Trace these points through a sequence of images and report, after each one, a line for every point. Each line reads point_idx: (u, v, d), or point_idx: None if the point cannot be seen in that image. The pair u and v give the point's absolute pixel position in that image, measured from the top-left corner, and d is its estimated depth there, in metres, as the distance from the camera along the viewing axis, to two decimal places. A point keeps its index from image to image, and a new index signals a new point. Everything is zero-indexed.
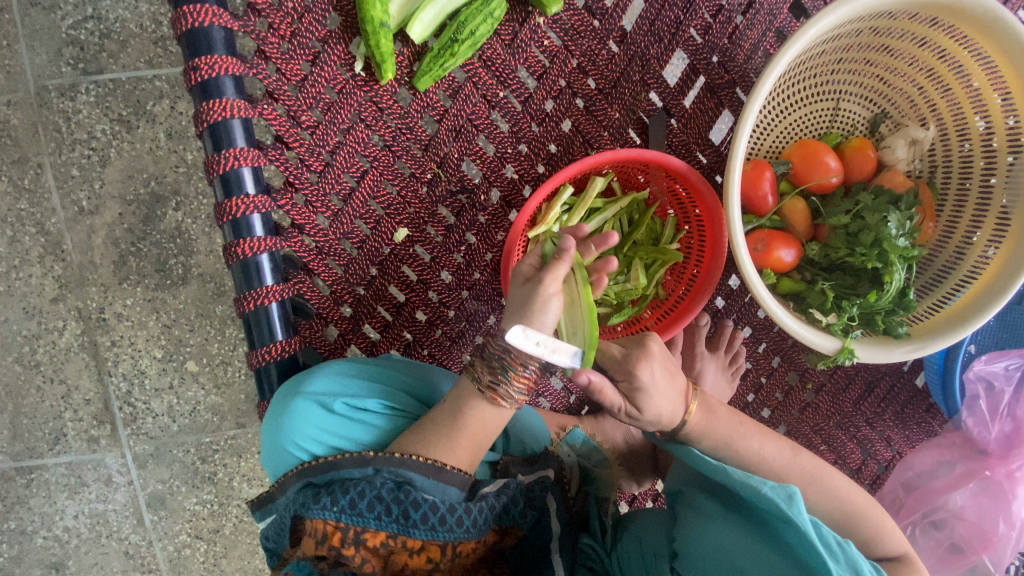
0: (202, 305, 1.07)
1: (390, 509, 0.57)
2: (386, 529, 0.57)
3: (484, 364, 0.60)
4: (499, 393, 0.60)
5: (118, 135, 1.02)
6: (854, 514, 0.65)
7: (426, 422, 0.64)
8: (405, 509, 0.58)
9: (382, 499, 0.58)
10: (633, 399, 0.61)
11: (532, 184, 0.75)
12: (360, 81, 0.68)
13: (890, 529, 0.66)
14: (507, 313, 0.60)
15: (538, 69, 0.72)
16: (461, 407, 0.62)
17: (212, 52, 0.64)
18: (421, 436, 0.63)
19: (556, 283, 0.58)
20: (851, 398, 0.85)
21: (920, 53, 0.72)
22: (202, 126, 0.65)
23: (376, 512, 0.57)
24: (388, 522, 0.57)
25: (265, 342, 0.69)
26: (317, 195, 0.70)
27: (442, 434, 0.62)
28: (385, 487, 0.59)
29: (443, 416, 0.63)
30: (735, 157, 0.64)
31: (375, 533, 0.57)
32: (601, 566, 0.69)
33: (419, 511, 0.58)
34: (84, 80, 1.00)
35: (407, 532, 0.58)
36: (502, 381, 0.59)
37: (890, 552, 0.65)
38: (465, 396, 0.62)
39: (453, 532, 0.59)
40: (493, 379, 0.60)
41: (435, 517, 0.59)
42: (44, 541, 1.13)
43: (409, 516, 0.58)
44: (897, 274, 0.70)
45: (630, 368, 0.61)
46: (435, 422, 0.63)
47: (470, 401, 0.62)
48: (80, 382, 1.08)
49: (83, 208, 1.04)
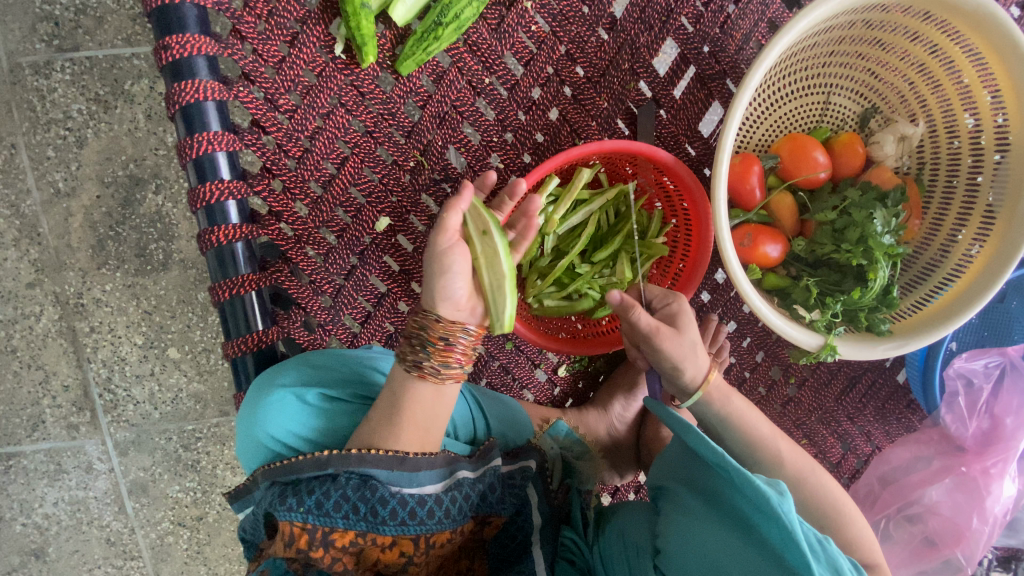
0: (183, 292, 1.06)
1: (357, 508, 0.56)
2: (354, 527, 0.57)
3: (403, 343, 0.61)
4: (425, 368, 0.59)
5: (95, 115, 0.99)
6: (841, 521, 0.66)
7: (372, 412, 0.61)
8: (373, 507, 0.57)
9: (347, 498, 0.56)
10: (673, 321, 0.66)
11: (518, 174, 0.74)
12: (340, 64, 0.67)
13: (869, 539, 0.66)
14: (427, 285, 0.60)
15: (525, 55, 0.70)
16: (398, 396, 0.60)
17: (184, 31, 0.62)
18: (375, 427, 0.60)
19: (450, 237, 0.58)
20: (832, 392, 0.86)
21: (912, 47, 0.71)
22: (174, 108, 0.63)
23: (343, 512, 0.56)
24: (356, 520, 0.56)
25: (241, 333, 0.68)
26: (295, 181, 0.68)
27: (387, 423, 0.60)
28: (350, 485, 0.57)
29: (385, 406, 0.61)
30: (722, 150, 0.63)
31: (344, 532, 0.56)
32: (580, 559, 0.68)
33: (388, 507, 0.57)
34: (59, 57, 0.96)
35: (376, 529, 0.57)
36: (424, 357, 0.59)
37: (865, 558, 0.65)
38: (396, 381, 0.61)
39: (424, 525, 0.59)
40: (413, 355, 0.59)
41: (405, 512, 0.58)
42: (23, 527, 1.12)
43: (377, 514, 0.57)
44: (881, 272, 0.70)
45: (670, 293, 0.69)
46: (380, 409, 0.61)
47: (401, 384, 0.60)
48: (58, 368, 1.07)
49: (60, 189, 1.01)
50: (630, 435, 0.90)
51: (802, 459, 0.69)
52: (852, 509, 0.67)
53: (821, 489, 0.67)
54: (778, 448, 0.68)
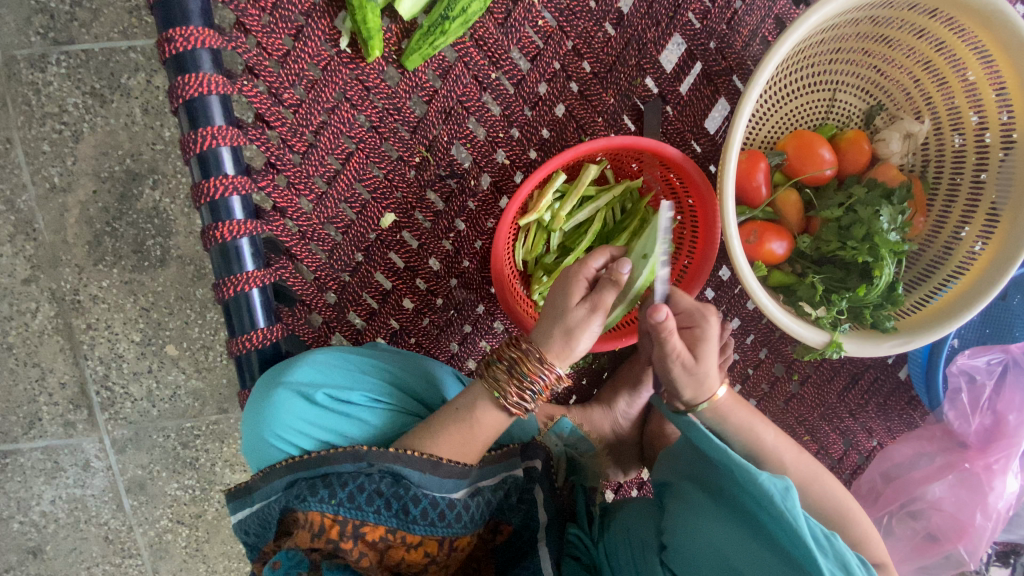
0: (181, 288, 1.05)
1: (390, 504, 0.57)
2: (386, 523, 0.57)
3: (511, 377, 0.60)
4: (520, 407, 0.61)
5: (91, 109, 0.97)
6: (846, 523, 0.65)
7: (436, 415, 0.63)
8: (405, 504, 0.58)
9: (381, 493, 0.57)
10: (693, 346, 0.62)
11: (523, 171, 0.73)
12: (345, 58, 0.66)
13: (877, 539, 0.65)
14: (553, 325, 0.60)
15: (532, 50, 0.70)
16: (473, 410, 0.62)
17: (188, 23, 0.61)
18: (426, 430, 0.62)
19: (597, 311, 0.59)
20: (835, 389, 0.86)
21: (918, 44, 0.71)
22: (177, 102, 0.63)
23: (376, 506, 0.57)
24: (388, 516, 0.57)
25: (246, 330, 0.67)
26: (299, 176, 0.68)
27: (451, 427, 0.62)
28: (384, 481, 0.58)
29: (454, 413, 0.62)
30: (730, 147, 0.63)
31: (374, 527, 0.57)
32: (585, 555, 0.70)
33: (419, 506, 0.58)
34: (54, 51, 0.95)
35: (406, 527, 0.58)
36: (528, 398, 0.61)
37: (873, 559, 0.64)
38: (478, 398, 0.62)
39: (451, 528, 0.59)
40: (520, 397, 0.60)
41: (435, 513, 0.58)
42: (21, 526, 1.11)
43: (408, 511, 0.57)
44: (886, 270, 0.70)
45: (704, 313, 0.62)
46: (446, 415, 0.62)
47: (482, 402, 0.62)
48: (55, 366, 1.05)
49: (55, 184, 1.00)
50: (634, 432, 0.90)
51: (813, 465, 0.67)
52: (859, 512, 0.66)
53: (828, 491, 0.66)
54: (783, 449, 0.66)
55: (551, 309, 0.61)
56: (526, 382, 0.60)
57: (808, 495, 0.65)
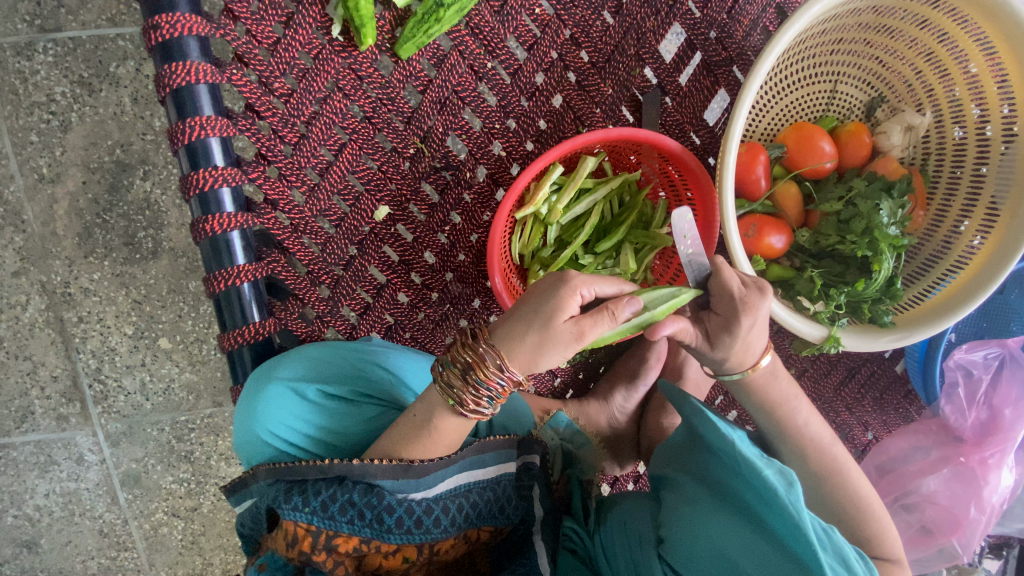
0: (173, 281, 1.03)
1: (363, 514, 0.55)
2: (359, 533, 0.55)
3: (467, 385, 0.55)
4: (475, 411, 0.57)
5: (79, 99, 0.95)
6: (861, 518, 0.65)
7: (398, 423, 0.60)
8: (379, 513, 0.56)
9: (354, 503, 0.55)
10: (717, 334, 0.60)
11: (520, 162, 0.72)
12: (337, 46, 0.64)
13: (892, 535, 0.65)
14: (519, 339, 0.53)
15: (529, 39, 0.68)
16: (432, 417, 0.58)
17: (174, 10, 0.59)
18: (391, 438, 0.60)
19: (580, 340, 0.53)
20: (832, 383, 0.86)
21: (920, 34, 0.70)
22: (165, 91, 0.61)
23: (349, 516, 0.55)
24: (361, 526, 0.55)
25: (237, 325, 0.67)
26: (292, 168, 0.67)
27: (411, 431, 0.59)
28: (357, 490, 0.56)
29: (413, 420, 0.59)
30: (731, 139, 0.62)
31: (348, 538, 0.55)
32: (582, 547, 0.69)
33: (394, 515, 0.56)
34: (41, 38, 0.92)
35: (381, 537, 0.56)
36: (485, 405, 0.56)
37: (884, 556, 0.64)
38: (435, 406, 0.58)
39: (429, 534, 0.58)
40: (477, 404, 0.56)
41: (411, 520, 0.57)
42: (14, 519, 1.10)
43: (382, 521, 0.56)
44: (886, 264, 0.69)
45: (736, 312, 0.59)
46: (406, 422, 0.59)
47: (440, 411, 0.58)
48: (46, 359, 1.04)
49: (44, 175, 0.98)
50: (631, 426, 0.90)
51: (839, 460, 0.67)
52: (879, 509, 0.66)
53: (846, 486, 0.66)
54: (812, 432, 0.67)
55: (531, 311, 0.54)
56: (483, 389, 0.55)
57: (820, 487, 0.66)
